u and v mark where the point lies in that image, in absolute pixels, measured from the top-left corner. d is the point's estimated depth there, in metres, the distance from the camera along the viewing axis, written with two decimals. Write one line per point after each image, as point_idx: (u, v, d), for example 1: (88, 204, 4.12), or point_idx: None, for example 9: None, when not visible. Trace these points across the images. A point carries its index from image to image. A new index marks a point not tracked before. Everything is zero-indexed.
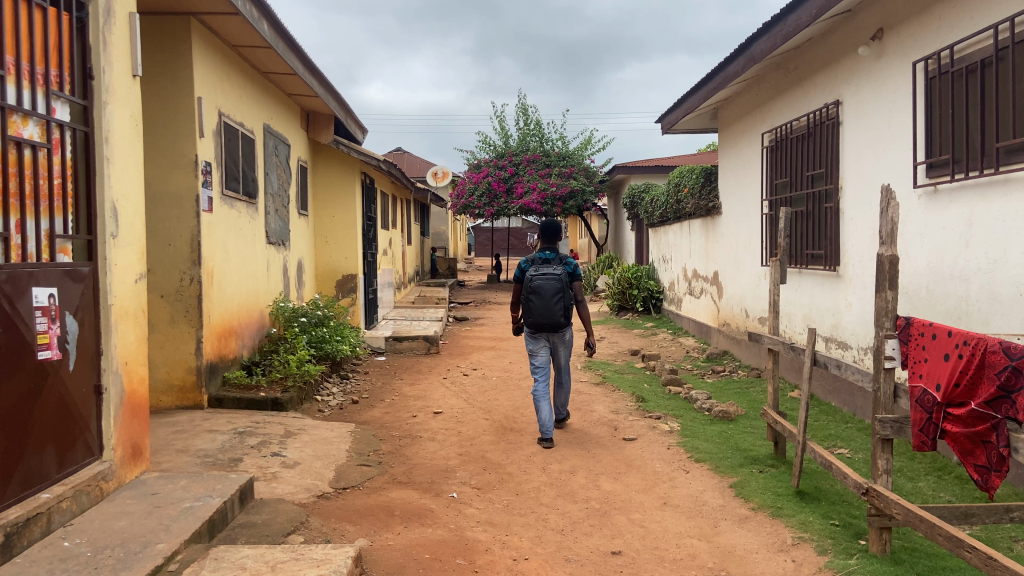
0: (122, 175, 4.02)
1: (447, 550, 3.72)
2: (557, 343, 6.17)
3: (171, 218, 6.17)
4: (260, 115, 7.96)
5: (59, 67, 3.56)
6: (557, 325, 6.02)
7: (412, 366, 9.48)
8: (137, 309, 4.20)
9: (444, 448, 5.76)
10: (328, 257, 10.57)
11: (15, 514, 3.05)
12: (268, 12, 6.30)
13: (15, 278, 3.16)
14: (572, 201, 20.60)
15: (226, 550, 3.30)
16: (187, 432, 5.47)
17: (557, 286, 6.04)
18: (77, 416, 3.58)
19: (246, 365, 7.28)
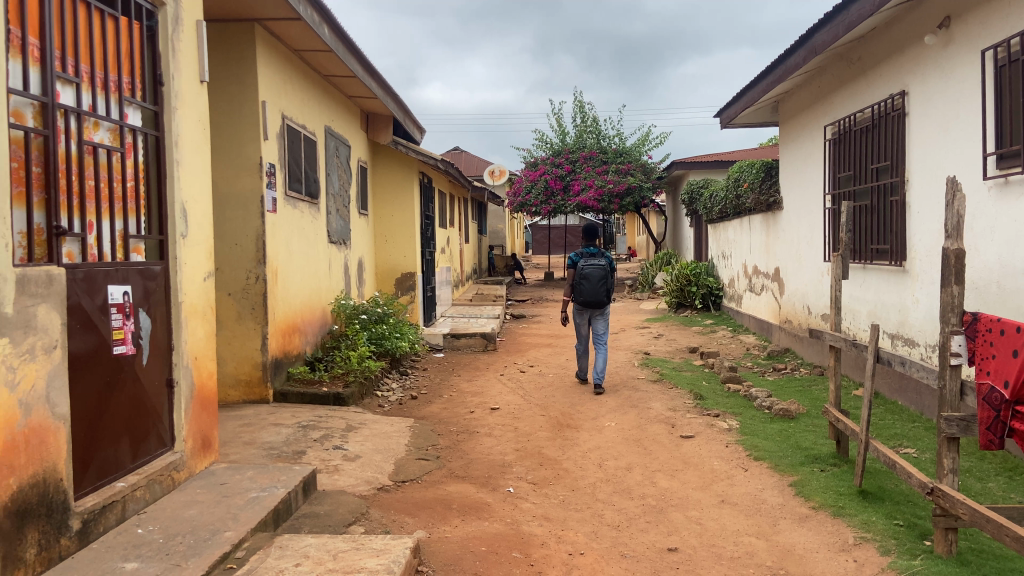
0: (190, 179, 4.18)
1: (504, 544, 3.76)
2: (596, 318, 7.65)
3: (236, 218, 6.38)
4: (321, 118, 8.14)
5: (130, 74, 3.73)
6: (600, 303, 7.49)
7: (470, 363, 9.56)
8: (206, 307, 4.37)
9: (500, 444, 5.80)
10: (387, 255, 10.76)
11: (92, 501, 3.22)
12: (327, 16, 6.47)
13: (91, 276, 3.32)
14: (630, 198, 20.23)
15: (291, 539, 3.40)
16: (253, 425, 5.66)
17: (601, 275, 7.49)
18: (150, 408, 3.76)
19: (309, 360, 7.48)
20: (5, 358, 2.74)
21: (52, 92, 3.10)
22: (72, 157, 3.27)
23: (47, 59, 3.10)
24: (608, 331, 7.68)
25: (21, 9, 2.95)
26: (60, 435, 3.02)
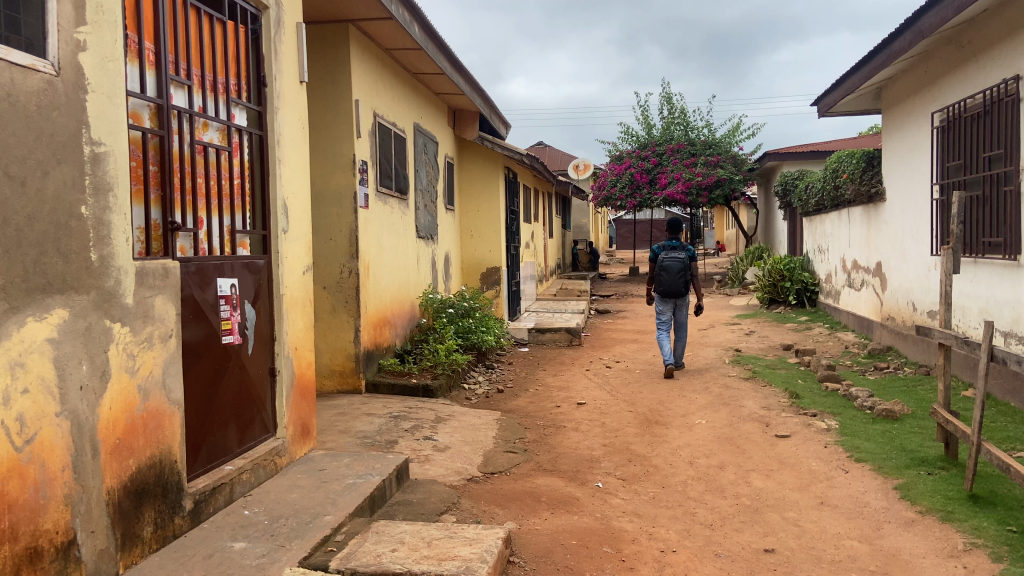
0: (291, 176, 4.34)
1: (594, 538, 3.75)
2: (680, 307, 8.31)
3: (331, 214, 6.58)
4: (410, 115, 8.30)
5: (236, 76, 3.89)
6: (679, 293, 8.14)
7: (555, 357, 9.56)
8: (305, 299, 4.54)
9: (588, 439, 5.79)
10: (473, 250, 10.89)
11: (203, 483, 3.40)
12: (418, 14, 6.59)
13: (202, 270, 3.49)
14: (719, 190, 19.78)
15: (386, 524, 3.49)
16: (347, 414, 5.85)
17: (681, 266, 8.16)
18: (255, 396, 3.94)
19: (399, 353, 7.66)
20: (126, 345, 2.92)
21: (166, 94, 3.26)
22: (183, 156, 3.43)
23: (161, 63, 3.26)
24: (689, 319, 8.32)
25: (139, 16, 3.11)
26: (174, 419, 3.20)
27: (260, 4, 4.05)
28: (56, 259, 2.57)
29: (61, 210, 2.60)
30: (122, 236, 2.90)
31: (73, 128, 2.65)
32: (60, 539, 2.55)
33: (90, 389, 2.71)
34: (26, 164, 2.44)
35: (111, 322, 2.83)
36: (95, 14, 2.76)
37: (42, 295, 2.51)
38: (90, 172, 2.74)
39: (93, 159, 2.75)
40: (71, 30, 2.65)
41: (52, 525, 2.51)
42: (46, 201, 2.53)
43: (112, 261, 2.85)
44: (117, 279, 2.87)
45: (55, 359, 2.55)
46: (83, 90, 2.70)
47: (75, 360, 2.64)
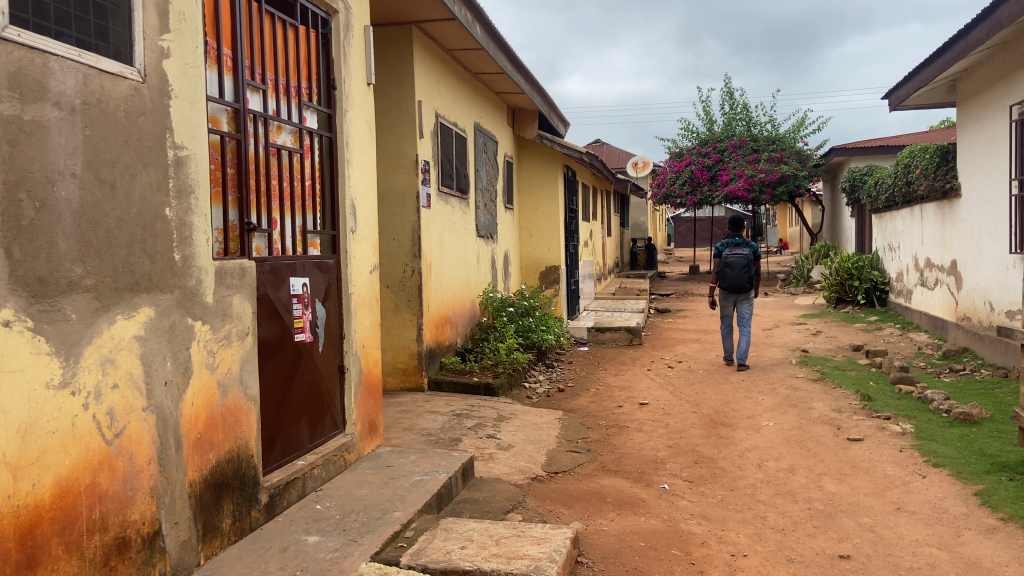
0: (359, 177, 4.41)
1: (663, 540, 3.72)
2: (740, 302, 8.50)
3: (394, 214, 6.67)
4: (471, 114, 8.35)
5: (307, 80, 3.98)
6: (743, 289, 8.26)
7: (615, 357, 9.50)
8: (372, 297, 4.61)
9: (653, 440, 5.73)
10: (532, 248, 10.89)
11: (277, 477, 3.49)
12: (480, 15, 6.64)
13: (276, 269, 3.58)
14: (782, 187, 19.35)
15: (454, 522, 3.52)
16: (411, 412, 5.93)
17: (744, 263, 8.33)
18: (325, 393, 4.03)
19: (460, 351, 7.72)
20: (207, 342, 3.01)
21: (243, 99, 3.35)
22: (259, 159, 3.52)
23: (239, 68, 3.34)
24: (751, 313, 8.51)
25: (217, 23, 3.20)
26: (251, 415, 3.29)
27: (331, 9, 4.12)
28: (142, 260, 2.67)
29: (147, 212, 2.69)
30: (203, 237, 3.00)
31: (158, 132, 2.74)
32: (146, 529, 2.64)
33: (174, 385, 2.81)
34: (115, 168, 2.54)
35: (193, 320, 2.93)
36: (178, 22, 2.85)
37: (130, 294, 2.61)
38: (174, 175, 2.83)
39: (176, 163, 2.84)
40: (156, 38, 2.74)
41: (139, 516, 2.61)
42: (134, 204, 2.62)
43: (194, 261, 2.94)
44: (198, 278, 2.97)
45: (141, 355, 2.65)
46: (167, 96, 2.79)
47: (160, 357, 2.74)
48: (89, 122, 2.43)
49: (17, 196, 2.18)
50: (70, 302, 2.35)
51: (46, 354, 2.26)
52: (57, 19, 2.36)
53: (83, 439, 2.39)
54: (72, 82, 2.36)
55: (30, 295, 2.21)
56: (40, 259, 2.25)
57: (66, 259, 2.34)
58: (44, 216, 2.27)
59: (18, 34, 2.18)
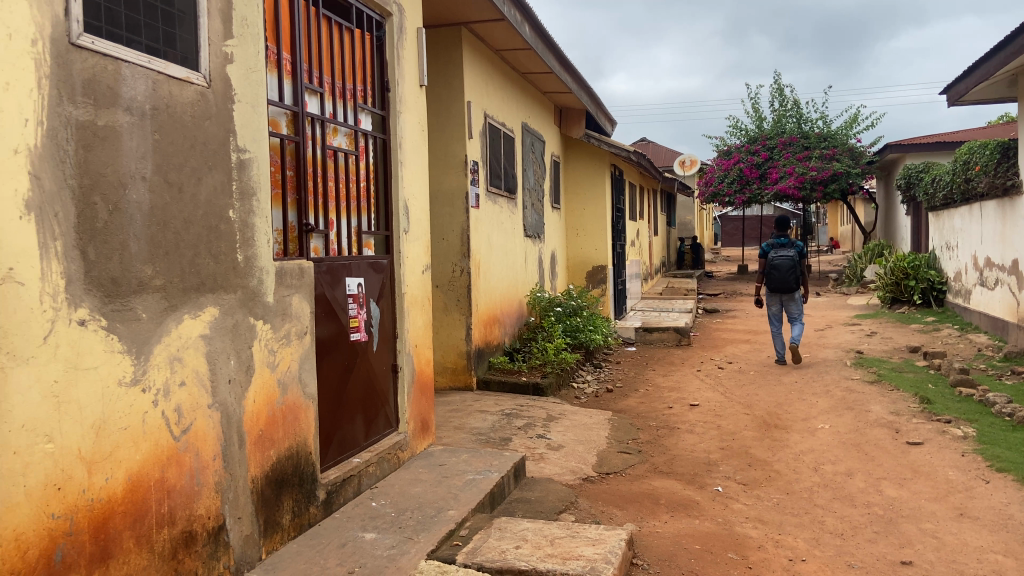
0: (412, 178, 4.46)
1: (718, 543, 3.67)
2: (789, 301, 8.56)
3: (444, 214, 6.72)
4: (519, 114, 8.36)
5: (362, 82, 4.03)
6: (790, 289, 8.36)
7: (664, 357, 9.41)
8: (424, 297, 4.65)
9: (704, 441, 5.67)
10: (579, 248, 10.86)
11: (334, 474, 3.54)
12: (529, 15, 6.65)
13: (332, 269, 3.64)
14: (834, 184, 18.94)
15: (508, 521, 3.53)
16: (461, 411, 5.96)
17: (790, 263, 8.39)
18: (379, 391, 4.08)
19: (508, 351, 7.74)
20: (268, 342, 3.08)
21: (301, 102, 3.41)
22: (316, 161, 3.59)
23: (298, 72, 3.41)
24: (801, 312, 8.57)
25: (278, 28, 3.27)
26: (309, 413, 3.35)
27: (385, 12, 4.17)
28: (207, 261, 2.73)
29: (212, 214, 2.76)
30: (264, 238, 3.06)
31: (222, 136, 2.81)
32: (212, 524, 2.71)
33: (238, 383, 2.88)
34: (183, 171, 2.61)
35: (255, 319, 2.99)
36: (241, 28, 2.91)
37: (196, 294, 2.68)
38: (237, 177, 2.90)
39: (240, 166, 2.91)
40: (220, 44, 2.81)
41: (205, 511, 2.67)
42: (199, 206, 2.69)
43: (256, 261, 3.01)
44: (260, 278, 3.03)
45: (207, 354, 2.71)
46: (230, 101, 2.86)
47: (224, 355, 2.81)
48: (158, 126, 2.50)
49: (93, 199, 2.25)
50: (142, 301, 2.43)
51: (120, 353, 2.34)
52: (128, 26, 2.43)
53: (153, 434, 2.46)
54: (143, 88, 2.43)
55: (104, 295, 2.28)
56: (114, 260, 2.32)
57: (137, 260, 2.41)
58: (117, 218, 2.34)
59: (94, 42, 2.25)
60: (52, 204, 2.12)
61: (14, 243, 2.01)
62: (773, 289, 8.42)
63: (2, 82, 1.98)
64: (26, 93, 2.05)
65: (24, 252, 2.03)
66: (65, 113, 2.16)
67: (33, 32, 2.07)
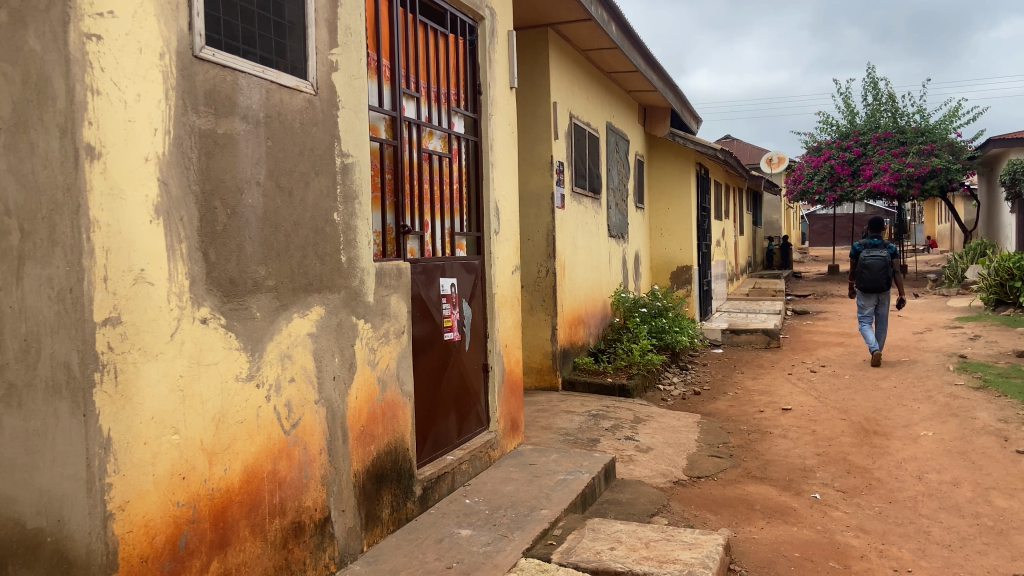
0: (503, 179, 4.50)
1: (819, 551, 3.57)
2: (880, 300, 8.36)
3: (530, 214, 6.75)
4: (603, 114, 8.32)
5: (456, 86, 4.10)
6: (881, 289, 8.11)
7: (752, 360, 9.19)
8: (514, 297, 4.69)
9: (798, 447, 5.50)
10: (663, 248, 10.72)
11: (429, 471, 3.62)
12: (615, 14, 6.62)
13: (427, 270, 3.71)
14: (932, 181, 18.05)
15: (602, 522, 3.52)
16: (548, 411, 5.99)
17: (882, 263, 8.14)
18: (470, 390, 4.14)
19: (592, 351, 7.72)
20: (368, 340, 3.17)
21: (399, 107, 3.49)
22: (413, 164, 3.67)
23: (396, 78, 3.49)
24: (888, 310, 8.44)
25: (378, 35, 3.36)
26: (406, 410, 3.43)
27: (477, 16, 4.22)
28: (315, 262, 2.84)
29: (318, 216, 2.86)
30: (365, 239, 3.15)
31: (328, 142, 2.91)
32: (318, 516, 2.81)
33: (341, 380, 2.98)
34: (292, 176, 2.72)
35: (357, 318, 3.09)
36: (344, 36, 3.01)
37: (305, 294, 2.78)
38: (341, 181, 3.00)
39: (344, 170, 3.00)
40: (326, 52, 2.91)
41: (312, 503, 2.77)
42: (307, 209, 2.80)
43: (358, 262, 3.10)
44: (361, 279, 3.13)
45: (313, 352, 2.82)
46: (335, 107, 2.95)
47: (329, 353, 2.90)
48: (271, 133, 2.61)
49: (212, 204, 2.37)
50: (256, 301, 2.54)
51: (236, 350, 2.45)
52: (244, 38, 2.53)
53: (266, 428, 2.58)
54: (257, 96, 2.55)
55: (223, 295, 2.40)
56: (231, 262, 2.44)
57: (252, 261, 2.52)
58: (234, 222, 2.45)
59: (214, 54, 2.36)
60: (177, 209, 2.24)
61: (146, 246, 2.12)
62: (863, 289, 8.19)
63: (135, 94, 2.09)
64: (155, 105, 2.16)
65: (154, 254, 2.15)
66: (189, 122, 2.28)
67: (161, 46, 2.18)
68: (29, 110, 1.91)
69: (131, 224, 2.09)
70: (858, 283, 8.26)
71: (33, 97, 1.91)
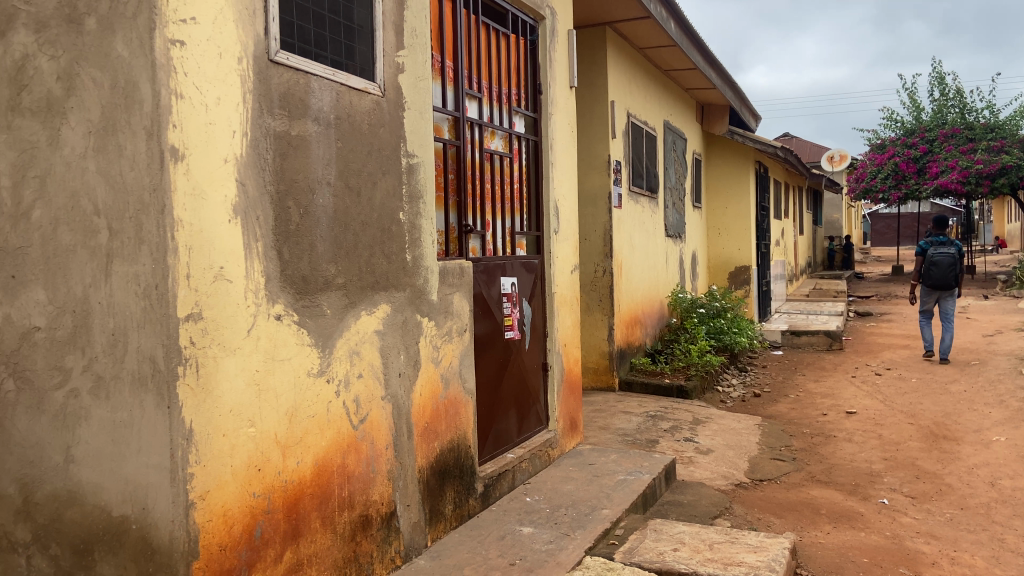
0: (562, 178, 4.51)
1: (888, 557, 3.48)
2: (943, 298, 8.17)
3: (587, 214, 6.73)
4: (661, 112, 8.25)
5: (516, 86, 4.12)
6: (949, 288, 7.90)
7: (814, 362, 8.99)
8: (573, 297, 4.68)
9: (864, 451, 5.36)
10: (721, 248, 10.57)
11: (491, 468, 3.64)
12: (674, 11, 6.56)
13: (488, 269, 3.74)
14: (1003, 178, 17.35)
15: (664, 523, 3.50)
16: (605, 411, 5.97)
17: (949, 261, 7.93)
18: (530, 389, 4.15)
19: (649, 352, 7.65)
20: (432, 338, 3.21)
21: (462, 108, 3.53)
22: (475, 164, 3.70)
23: (459, 79, 3.53)
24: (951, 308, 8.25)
25: (442, 37, 3.40)
26: (468, 408, 3.46)
27: (538, 15, 4.23)
28: (381, 260, 2.89)
29: (385, 216, 2.91)
30: (429, 238, 3.19)
31: (395, 143, 2.96)
32: (385, 510, 2.86)
33: (407, 377, 3.03)
34: (361, 176, 2.78)
35: (421, 316, 3.13)
36: (411, 38, 3.06)
37: (372, 292, 2.84)
38: (407, 181, 3.04)
39: (409, 170, 3.05)
40: (393, 55, 2.96)
41: (378, 497, 2.83)
42: (375, 209, 2.86)
43: (422, 261, 3.14)
44: (425, 277, 3.17)
45: (380, 349, 2.87)
46: (401, 108, 3.00)
47: (395, 350, 2.95)
48: (341, 135, 2.67)
49: (286, 204, 2.43)
50: (326, 298, 2.60)
51: (308, 346, 2.52)
52: (316, 42, 2.59)
53: (335, 423, 2.63)
54: (328, 99, 2.61)
55: (296, 292, 2.47)
56: (304, 260, 2.50)
57: (323, 259, 2.58)
58: (306, 221, 2.52)
59: (288, 58, 2.42)
60: (253, 209, 2.30)
61: (225, 245, 2.19)
62: (931, 287, 7.96)
63: (216, 97, 2.16)
64: (234, 107, 2.22)
65: (232, 253, 2.22)
66: (264, 124, 2.35)
67: (239, 51, 2.24)
68: (117, 114, 2.04)
69: (213, 223, 2.16)
70: (924, 281, 8.03)
71: (121, 102, 2.03)
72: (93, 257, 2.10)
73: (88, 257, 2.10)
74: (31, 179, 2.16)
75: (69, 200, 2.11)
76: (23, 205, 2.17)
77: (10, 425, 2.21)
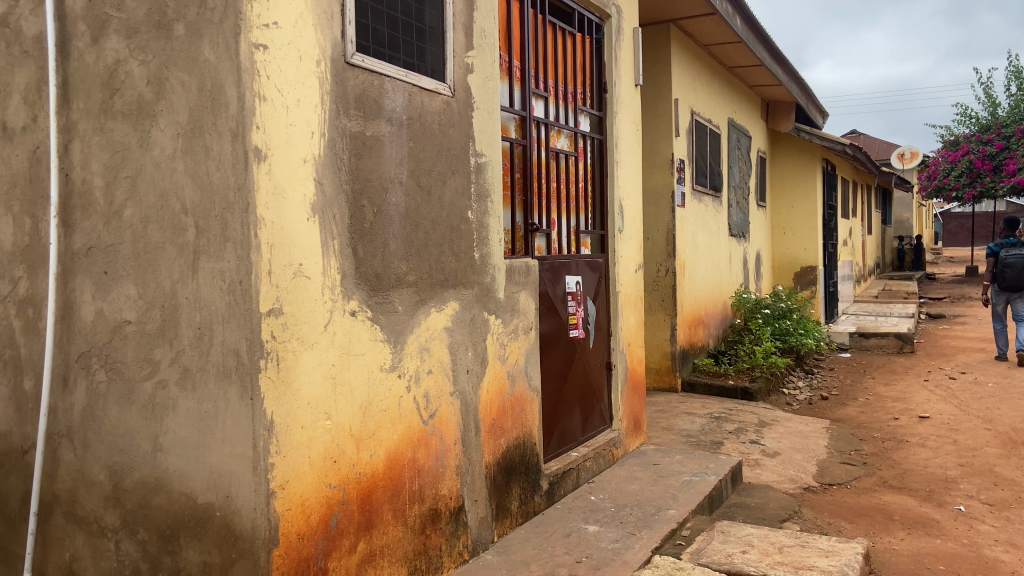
0: (627, 177, 4.48)
1: (966, 566, 3.36)
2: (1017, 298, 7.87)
3: (649, 213, 6.68)
4: (725, 110, 8.12)
5: (582, 85, 4.12)
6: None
7: (884, 365, 8.72)
8: (637, 296, 4.66)
9: (939, 457, 5.18)
10: (786, 248, 10.34)
11: (556, 466, 3.66)
12: (740, 6, 6.46)
13: (553, 267, 3.75)
14: None
15: (731, 525, 3.45)
16: (668, 412, 5.91)
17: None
18: (594, 388, 4.15)
19: (713, 353, 7.55)
20: (499, 336, 3.24)
21: (529, 107, 3.56)
22: (541, 163, 3.72)
23: (526, 78, 3.56)
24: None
25: (509, 38, 3.43)
26: (534, 406, 3.48)
27: (605, 14, 4.23)
28: (451, 258, 2.93)
29: (454, 215, 2.95)
30: (496, 237, 3.22)
31: (464, 142, 3.00)
32: (453, 504, 2.90)
33: (475, 373, 3.06)
34: (431, 175, 2.82)
35: (489, 314, 3.16)
36: (480, 39, 3.10)
37: (441, 289, 2.88)
38: (475, 180, 3.08)
39: (478, 169, 3.09)
40: (463, 55, 3.00)
41: (447, 492, 2.87)
42: (444, 207, 2.90)
43: (489, 259, 3.17)
44: (493, 275, 3.20)
45: (449, 345, 2.91)
46: (470, 108, 3.04)
47: (463, 347, 2.99)
48: (413, 135, 2.72)
49: (361, 203, 2.49)
50: (398, 295, 2.65)
51: (381, 341, 2.57)
52: (389, 44, 2.65)
53: (406, 417, 2.68)
54: (401, 100, 2.66)
55: (370, 289, 2.53)
56: (377, 258, 2.56)
57: (395, 257, 2.64)
58: (379, 220, 2.57)
59: (364, 60, 2.48)
60: (330, 208, 2.37)
61: (303, 243, 2.26)
62: (1006, 290, 7.65)
63: (296, 99, 2.23)
64: (313, 109, 2.29)
65: (310, 250, 2.28)
66: (341, 125, 2.41)
67: (318, 54, 2.31)
68: (205, 116, 2.12)
69: (293, 221, 2.22)
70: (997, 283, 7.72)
71: (208, 104, 2.12)
72: (180, 253, 2.18)
73: (176, 253, 2.19)
74: (122, 179, 2.26)
75: (159, 199, 2.21)
76: (115, 204, 2.28)
77: (102, 414, 2.31)
